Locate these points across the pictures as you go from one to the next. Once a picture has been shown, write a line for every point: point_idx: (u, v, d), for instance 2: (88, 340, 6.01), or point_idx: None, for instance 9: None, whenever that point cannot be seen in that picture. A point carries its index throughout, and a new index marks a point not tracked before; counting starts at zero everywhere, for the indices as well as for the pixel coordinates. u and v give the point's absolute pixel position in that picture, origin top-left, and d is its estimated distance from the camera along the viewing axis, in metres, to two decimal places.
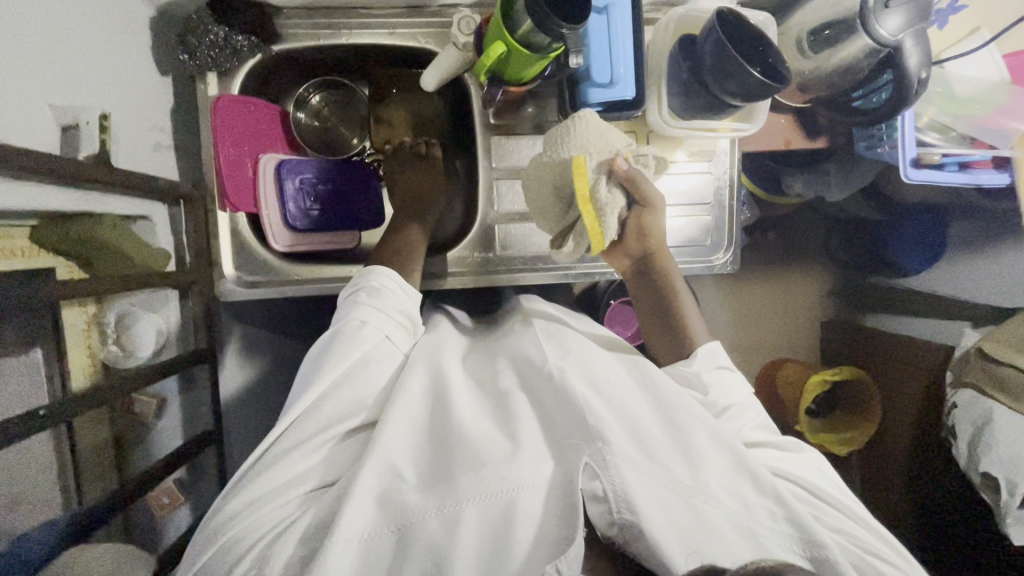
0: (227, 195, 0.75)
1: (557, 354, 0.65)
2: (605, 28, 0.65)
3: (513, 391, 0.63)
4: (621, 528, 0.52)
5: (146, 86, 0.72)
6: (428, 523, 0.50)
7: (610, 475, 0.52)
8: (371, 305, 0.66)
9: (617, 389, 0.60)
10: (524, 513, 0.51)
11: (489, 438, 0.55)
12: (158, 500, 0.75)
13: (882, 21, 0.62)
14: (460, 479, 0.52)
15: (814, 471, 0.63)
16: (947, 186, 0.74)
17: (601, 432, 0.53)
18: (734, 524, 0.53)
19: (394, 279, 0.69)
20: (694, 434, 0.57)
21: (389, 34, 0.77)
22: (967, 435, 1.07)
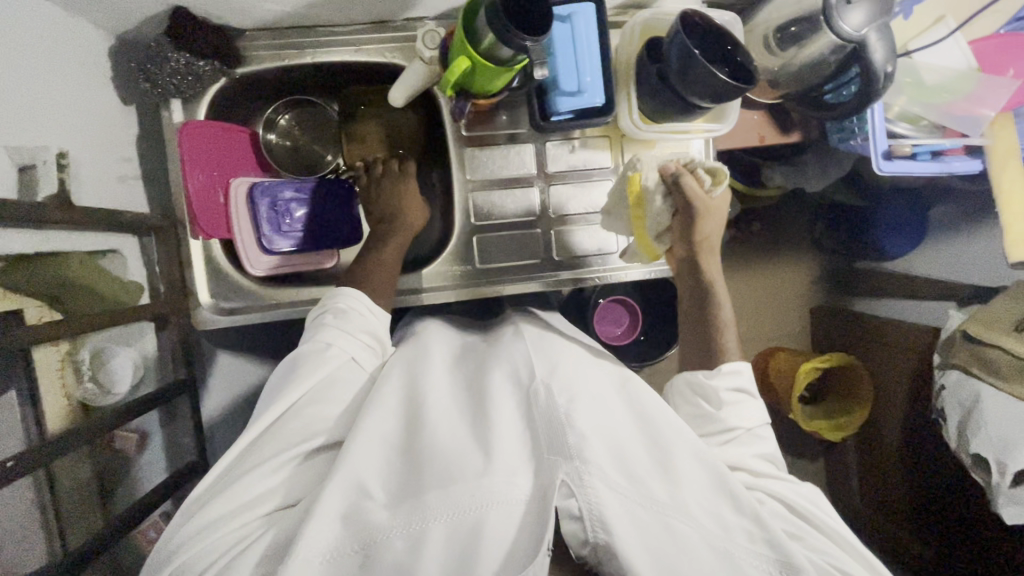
0: (198, 223, 0.74)
1: (544, 368, 0.66)
2: (569, 36, 0.65)
3: (495, 399, 0.63)
4: (594, 547, 0.54)
5: (108, 118, 0.71)
6: (393, 541, 0.51)
7: (585, 493, 0.54)
8: (337, 327, 0.66)
9: (601, 409, 0.63)
10: (491, 529, 0.51)
11: (465, 456, 0.56)
12: (144, 534, 0.74)
13: (845, 17, 0.61)
14: (427, 496, 0.53)
15: (803, 493, 0.65)
16: (922, 176, 0.74)
17: (580, 451, 0.56)
18: (706, 543, 0.55)
19: (360, 299, 0.69)
20: (676, 454, 0.60)
21: (355, 51, 0.76)
22: (957, 417, 1.07)
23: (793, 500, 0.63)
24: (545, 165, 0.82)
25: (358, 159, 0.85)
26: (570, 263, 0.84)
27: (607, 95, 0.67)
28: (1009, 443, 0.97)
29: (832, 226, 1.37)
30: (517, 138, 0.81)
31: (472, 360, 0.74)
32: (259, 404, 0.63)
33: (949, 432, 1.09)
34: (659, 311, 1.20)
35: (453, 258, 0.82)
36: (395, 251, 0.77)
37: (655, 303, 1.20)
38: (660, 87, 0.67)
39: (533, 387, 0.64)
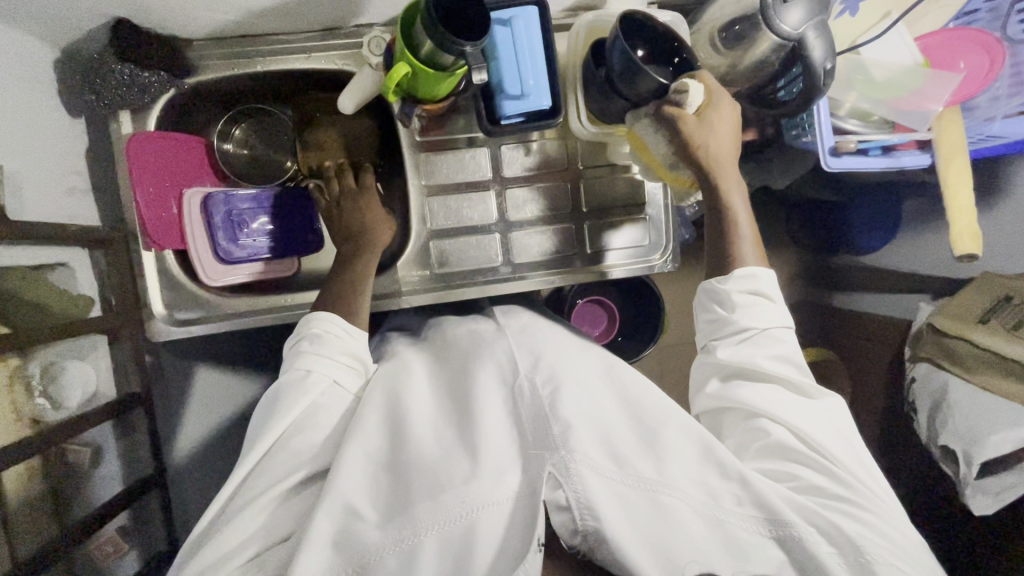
0: (149, 234, 0.73)
1: (528, 363, 0.67)
2: (511, 41, 0.65)
3: (480, 396, 0.63)
4: (585, 536, 0.54)
5: (53, 131, 0.70)
6: (385, 559, 0.52)
7: (572, 484, 0.54)
8: (314, 353, 0.65)
9: (586, 394, 0.63)
10: (482, 533, 0.52)
11: (450, 463, 0.57)
12: (101, 549, 0.73)
13: (783, 16, 0.61)
14: (417, 509, 0.53)
15: (813, 424, 0.65)
16: (869, 172, 0.75)
17: (566, 440, 0.56)
18: (698, 514, 0.56)
19: (337, 321, 0.68)
20: (663, 432, 0.61)
21: (305, 58, 0.76)
22: (927, 408, 1.07)
23: (797, 425, 0.64)
24: (500, 168, 0.82)
25: (316, 166, 0.87)
26: (529, 266, 0.84)
27: (554, 97, 0.67)
28: (975, 434, 0.97)
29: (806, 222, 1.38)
30: (472, 142, 0.81)
31: (455, 354, 0.74)
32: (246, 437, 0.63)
33: (920, 425, 1.09)
34: (633, 311, 1.20)
35: (410, 266, 0.82)
36: (352, 258, 0.76)
37: (631, 302, 1.20)
38: (606, 89, 0.67)
39: (518, 379, 0.65)
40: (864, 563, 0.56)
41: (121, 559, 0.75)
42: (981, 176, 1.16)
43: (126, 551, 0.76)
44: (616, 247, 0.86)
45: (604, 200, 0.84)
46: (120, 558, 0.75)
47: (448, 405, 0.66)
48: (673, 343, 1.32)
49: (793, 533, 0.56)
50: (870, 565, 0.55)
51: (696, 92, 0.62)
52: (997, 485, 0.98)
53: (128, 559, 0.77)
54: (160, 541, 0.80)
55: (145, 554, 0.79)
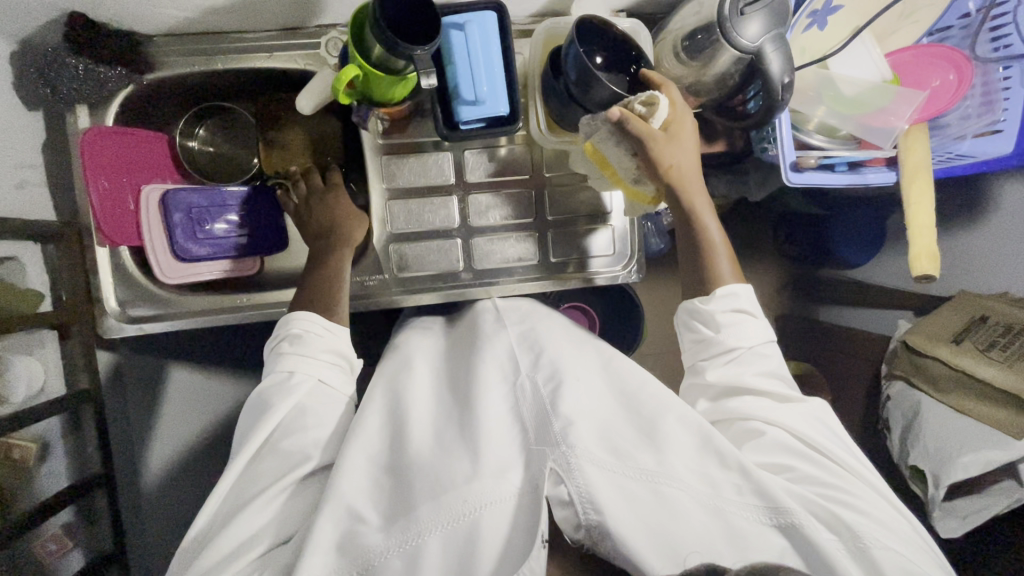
0: (103, 230, 0.73)
1: (529, 360, 0.68)
2: (466, 46, 0.64)
3: (481, 392, 0.65)
4: (588, 530, 0.55)
5: (8, 125, 0.70)
6: (390, 561, 0.53)
7: (574, 479, 0.55)
8: (295, 353, 0.65)
9: (586, 392, 0.64)
10: (487, 529, 0.53)
11: (450, 464, 0.58)
12: (44, 546, 0.72)
13: (741, 29, 0.61)
14: (419, 511, 0.54)
15: (809, 420, 0.66)
16: (833, 187, 0.73)
17: (567, 437, 0.57)
18: (701, 504, 0.56)
19: (318, 320, 0.67)
20: (663, 424, 0.61)
21: (268, 57, 0.76)
22: (899, 427, 1.06)
23: (791, 423, 0.64)
24: (464, 173, 0.82)
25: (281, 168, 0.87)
26: (490, 272, 0.84)
27: (511, 103, 0.67)
28: (943, 455, 0.96)
29: (792, 233, 1.37)
30: (436, 146, 0.81)
31: (462, 352, 0.76)
32: (235, 440, 0.63)
33: (894, 442, 1.06)
34: (610, 320, 1.19)
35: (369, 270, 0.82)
36: (310, 259, 0.76)
37: (607, 310, 1.18)
38: (563, 99, 0.67)
39: (519, 378, 0.66)
40: (864, 548, 0.56)
41: (66, 556, 0.74)
42: (962, 194, 1.15)
43: (70, 548, 0.75)
44: (579, 255, 0.85)
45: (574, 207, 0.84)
46: (65, 555, 0.74)
47: (450, 404, 0.67)
48: (651, 353, 1.31)
49: (795, 522, 0.56)
50: (870, 551, 0.56)
51: (663, 107, 0.62)
52: (965, 508, 0.96)
53: (74, 557, 0.76)
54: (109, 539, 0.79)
55: (92, 551, 0.78)
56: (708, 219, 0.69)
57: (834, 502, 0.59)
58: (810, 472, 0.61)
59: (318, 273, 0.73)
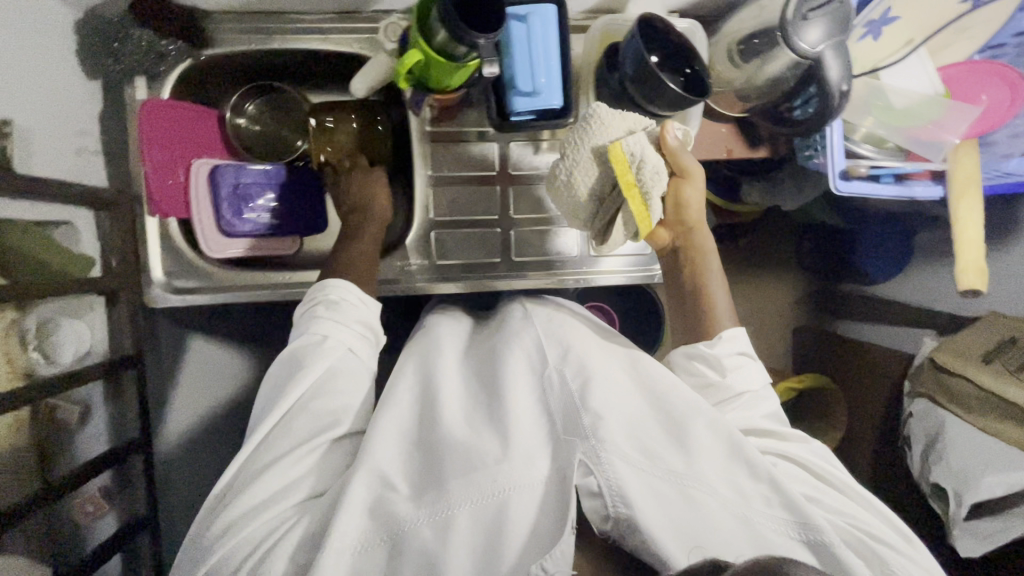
0: (154, 199, 0.74)
1: (557, 355, 0.69)
2: (526, 37, 0.65)
3: (511, 382, 0.65)
4: (616, 522, 0.55)
5: (70, 92, 0.71)
6: (419, 531, 0.53)
7: (602, 470, 0.55)
8: (330, 318, 0.65)
9: (616, 388, 0.64)
10: (516, 510, 0.54)
11: (481, 444, 0.58)
12: (82, 507, 0.74)
13: (802, 34, 0.61)
14: (450, 486, 0.55)
15: (818, 455, 0.67)
16: (879, 198, 0.74)
17: (596, 431, 0.58)
18: (727, 508, 0.56)
19: (352, 289, 0.68)
20: (691, 427, 0.60)
21: (322, 39, 0.77)
22: (922, 444, 1.06)
23: (801, 452, 0.65)
24: (507, 164, 0.82)
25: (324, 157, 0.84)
26: (526, 265, 0.84)
27: (566, 96, 0.68)
28: (967, 474, 0.96)
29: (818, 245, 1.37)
30: (482, 135, 0.81)
31: (485, 347, 0.76)
32: (266, 394, 0.63)
33: (913, 461, 1.08)
34: (633, 319, 1.19)
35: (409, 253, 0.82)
36: (345, 237, 0.76)
37: (631, 310, 1.19)
38: (617, 93, 0.68)
39: (547, 370, 0.66)
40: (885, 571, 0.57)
41: (101, 518, 0.76)
42: (996, 214, 1.15)
43: (105, 511, 0.77)
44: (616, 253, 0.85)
45: None
46: (99, 518, 0.76)
47: (477, 392, 0.67)
48: None
49: (825, 541, 0.56)
50: None
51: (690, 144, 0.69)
52: (985, 528, 0.96)
53: (108, 519, 0.77)
54: (137, 505, 0.81)
55: (125, 515, 0.80)
56: (716, 266, 0.72)
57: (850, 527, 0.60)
58: (826, 498, 0.62)
59: (358, 251, 0.74)
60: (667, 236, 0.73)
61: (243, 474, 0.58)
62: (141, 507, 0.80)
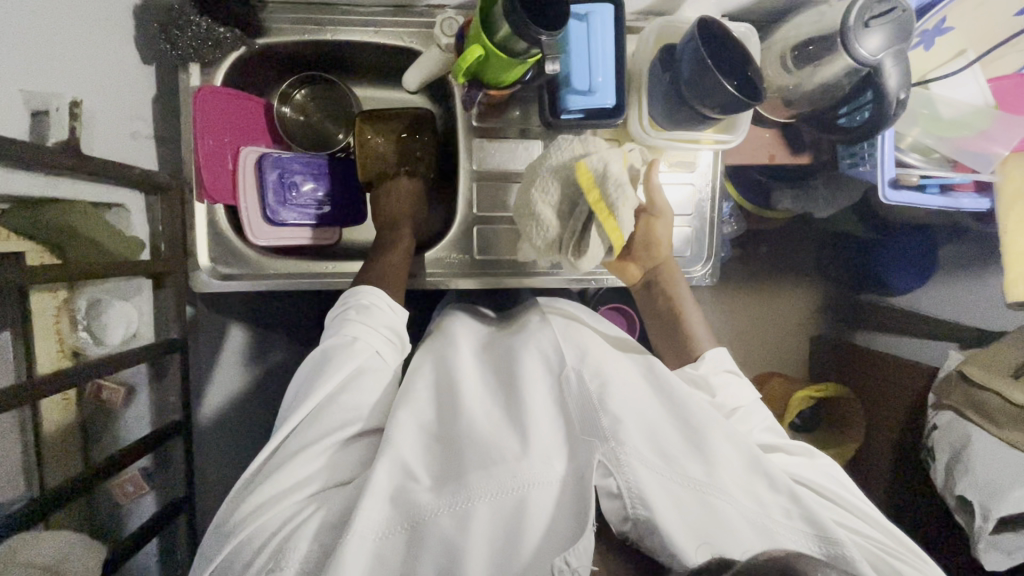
0: (204, 185, 0.75)
1: (575, 356, 0.67)
2: (585, 36, 0.65)
3: (527, 384, 0.64)
4: (635, 523, 0.53)
5: (127, 76, 0.71)
6: (439, 520, 0.51)
7: (622, 473, 0.54)
8: (361, 322, 0.64)
9: (633, 394, 0.63)
10: (535, 508, 0.52)
11: (501, 440, 0.57)
12: (122, 488, 0.73)
13: (863, 40, 0.61)
14: (470, 478, 0.53)
15: (825, 476, 0.65)
16: (926, 208, 0.74)
17: (615, 434, 0.56)
18: (749, 518, 0.54)
19: (382, 299, 0.67)
20: (708, 435, 0.59)
21: (374, 32, 0.77)
22: (945, 457, 1.05)
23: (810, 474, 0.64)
24: None
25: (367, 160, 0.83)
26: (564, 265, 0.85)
27: (618, 97, 0.69)
28: (994, 487, 0.94)
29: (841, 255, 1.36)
30: (526, 133, 0.81)
31: (498, 348, 0.74)
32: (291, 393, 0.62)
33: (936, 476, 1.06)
34: None
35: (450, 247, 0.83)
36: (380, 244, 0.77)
37: None
38: (671, 95, 0.69)
39: (564, 373, 0.65)
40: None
41: (140, 499, 0.77)
42: None
43: (145, 492, 0.76)
44: None
45: None
46: (138, 498, 0.76)
47: (493, 391, 0.66)
48: None
49: (845, 554, 0.53)
50: None
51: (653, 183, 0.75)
52: (1011, 543, 0.96)
53: (147, 500, 0.78)
54: (177, 488, 0.81)
55: (165, 497, 0.80)
56: (686, 291, 0.77)
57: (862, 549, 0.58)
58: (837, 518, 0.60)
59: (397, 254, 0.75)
60: (636, 270, 0.80)
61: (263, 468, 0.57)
62: (178, 490, 0.80)
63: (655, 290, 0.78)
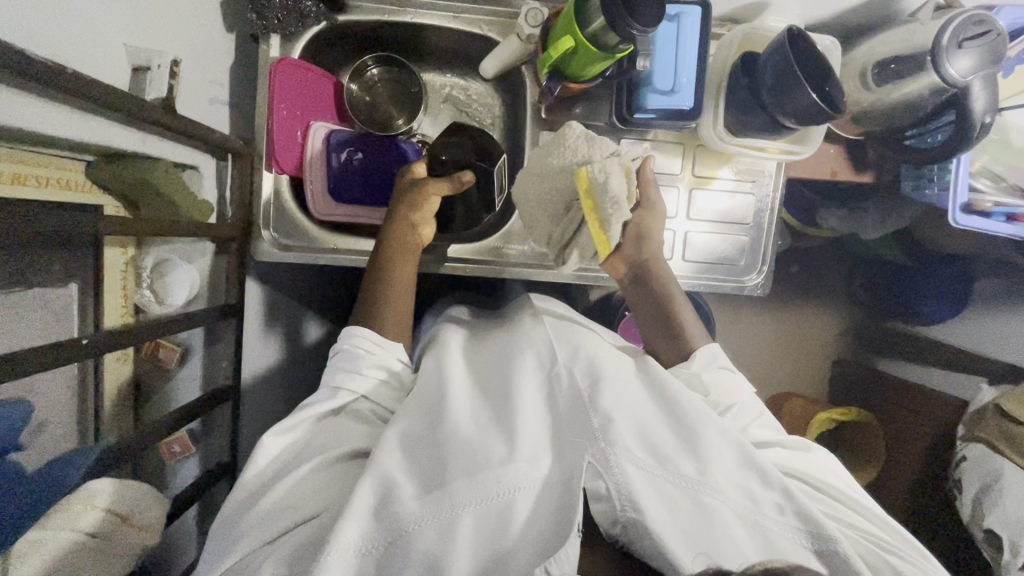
0: (273, 153, 0.76)
1: (567, 351, 0.63)
2: (674, 35, 0.68)
3: (519, 381, 0.60)
4: (625, 527, 0.51)
5: (212, 40, 0.72)
6: (422, 532, 0.48)
7: (612, 474, 0.50)
8: (344, 371, 0.63)
9: (627, 388, 0.59)
10: (520, 514, 0.50)
11: (485, 441, 0.53)
12: (169, 448, 0.74)
13: (953, 61, 0.62)
14: (455, 485, 0.50)
15: (825, 469, 0.62)
16: (997, 235, 0.74)
17: (606, 433, 0.52)
18: (744, 521, 0.51)
19: (369, 334, 0.65)
20: (702, 431, 0.55)
21: (453, 18, 0.79)
22: (972, 491, 0.96)
23: (806, 466, 0.60)
24: None
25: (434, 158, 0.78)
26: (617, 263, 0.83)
27: (697, 100, 0.70)
28: None
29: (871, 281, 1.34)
30: (592, 129, 0.80)
31: (486, 345, 0.71)
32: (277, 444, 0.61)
33: (960, 507, 0.98)
34: None
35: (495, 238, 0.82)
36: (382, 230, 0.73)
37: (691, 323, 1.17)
38: (749, 102, 0.69)
39: (557, 368, 0.61)
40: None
41: (185, 459, 0.77)
42: None
43: (190, 454, 0.77)
44: (710, 261, 0.84)
45: (711, 212, 0.83)
46: (182, 459, 0.76)
47: (479, 387, 0.62)
48: None
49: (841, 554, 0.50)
50: None
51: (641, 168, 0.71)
52: None
53: (190, 462, 0.78)
54: (221, 452, 0.80)
55: (207, 462, 0.80)
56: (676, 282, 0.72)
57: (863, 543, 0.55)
58: (836, 513, 0.56)
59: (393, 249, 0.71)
60: (624, 267, 0.72)
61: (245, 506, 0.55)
62: (218, 454, 0.80)
63: (649, 286, 0.70)
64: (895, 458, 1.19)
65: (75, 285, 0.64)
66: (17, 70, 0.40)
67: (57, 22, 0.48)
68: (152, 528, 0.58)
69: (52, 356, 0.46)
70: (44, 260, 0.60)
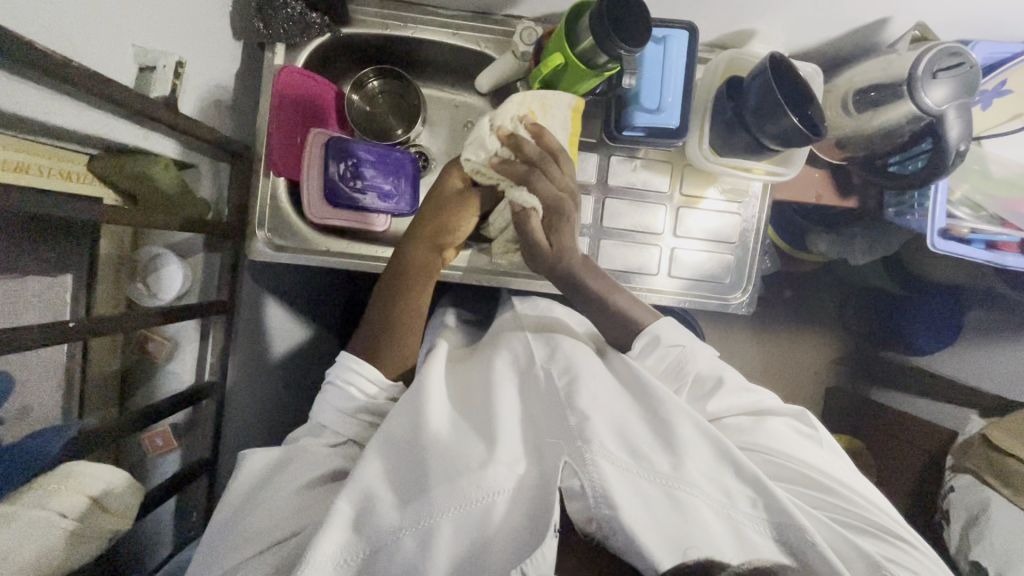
0: (272, 157, 0.78)
1: (545, 353, 0.65)
2: (661, 57, 0.71)
3: (497, 391, 0.60)
4: (598, 523, 0.52)
5: (218, 46, 0.75)
6: (402, 542, 0.49)
7: (587, 473, 0.51)
8: (331, 410, 0.61)
9: (604, 387, 0.60)
10: (499, 519, 0.50)
11: (465, 445, 0.54)
12: (152, 441, 0.75)
13: (928, 90, 0.65)
14: (433, 492, 0.50)
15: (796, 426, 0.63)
16: (975, 260, 0.76)
17: (582, 431, 0.53)
18: (717, 511, 0.51)
19: (370, 371, 0.62)
20: (676, 426, 0.56)
21: (452, 34, 0.82)
22: (961, 521, 0.94)
23: (778, 439, 0.61)
24: (606, 177, 0.83)
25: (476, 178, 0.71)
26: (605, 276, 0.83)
27: (683, 120, 0.73)
28: (1014, 556, 0.83)
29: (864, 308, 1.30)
30: (584, 145, 0.83)
31: (470, 357, 0.71)
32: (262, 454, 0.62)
33: (948, 538, 0.96)
34: None
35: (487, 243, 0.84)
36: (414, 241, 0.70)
37: None
38: (731, 124, 0.72)
39: (534, 370, 0.62)
40: (878, 565, 0.52)
41: (167, 454, 0.78)
42: None
43: (171, 449, 0.78)
44: (695, 279, 0.85)
45: (696, 231, 0.84)
46: (163, 454, 0.78)
47: (459, 395, 0.62)
48: None
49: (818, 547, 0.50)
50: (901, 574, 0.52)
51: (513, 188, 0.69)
52: None
53: (172, 456, 0.79)
54: (203, 449, 0.80)
55: (188, 457, 0.80)
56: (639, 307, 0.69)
57: (831, 519, 0.56)
58: (809, 491, 0.58)
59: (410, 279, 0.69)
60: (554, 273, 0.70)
61: (232, 509, 0.56)
62: (199, 451, 0.80)
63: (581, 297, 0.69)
64: (885, 486, 1.17)
65: (71, 276, 0.66)
66: (31, 62, 0.43)
67: (73, 21, 0.51)
68: (128, 515, 0.59)
69: (34, 336, 0.47)
70: (43, 248, 0.64)
